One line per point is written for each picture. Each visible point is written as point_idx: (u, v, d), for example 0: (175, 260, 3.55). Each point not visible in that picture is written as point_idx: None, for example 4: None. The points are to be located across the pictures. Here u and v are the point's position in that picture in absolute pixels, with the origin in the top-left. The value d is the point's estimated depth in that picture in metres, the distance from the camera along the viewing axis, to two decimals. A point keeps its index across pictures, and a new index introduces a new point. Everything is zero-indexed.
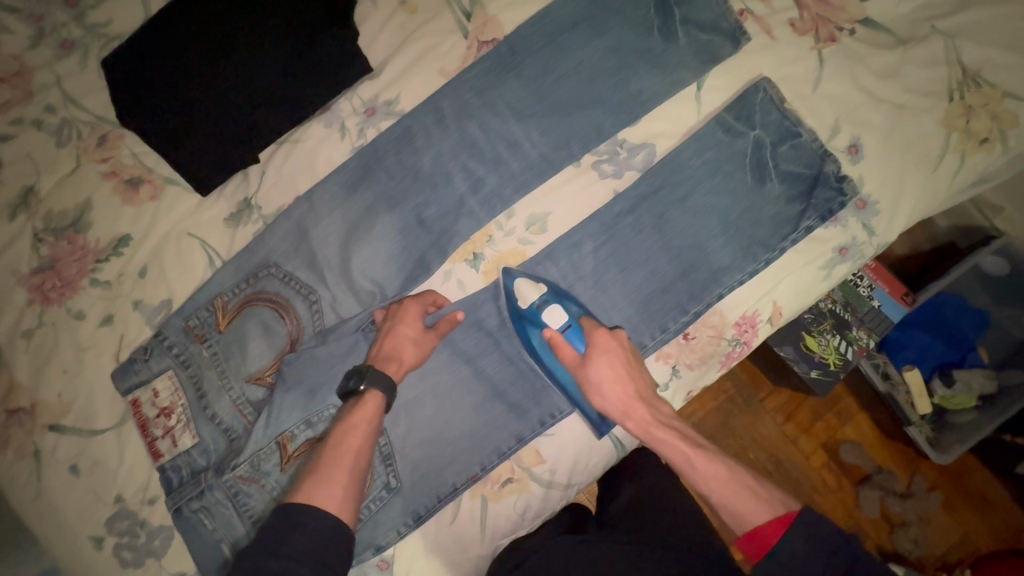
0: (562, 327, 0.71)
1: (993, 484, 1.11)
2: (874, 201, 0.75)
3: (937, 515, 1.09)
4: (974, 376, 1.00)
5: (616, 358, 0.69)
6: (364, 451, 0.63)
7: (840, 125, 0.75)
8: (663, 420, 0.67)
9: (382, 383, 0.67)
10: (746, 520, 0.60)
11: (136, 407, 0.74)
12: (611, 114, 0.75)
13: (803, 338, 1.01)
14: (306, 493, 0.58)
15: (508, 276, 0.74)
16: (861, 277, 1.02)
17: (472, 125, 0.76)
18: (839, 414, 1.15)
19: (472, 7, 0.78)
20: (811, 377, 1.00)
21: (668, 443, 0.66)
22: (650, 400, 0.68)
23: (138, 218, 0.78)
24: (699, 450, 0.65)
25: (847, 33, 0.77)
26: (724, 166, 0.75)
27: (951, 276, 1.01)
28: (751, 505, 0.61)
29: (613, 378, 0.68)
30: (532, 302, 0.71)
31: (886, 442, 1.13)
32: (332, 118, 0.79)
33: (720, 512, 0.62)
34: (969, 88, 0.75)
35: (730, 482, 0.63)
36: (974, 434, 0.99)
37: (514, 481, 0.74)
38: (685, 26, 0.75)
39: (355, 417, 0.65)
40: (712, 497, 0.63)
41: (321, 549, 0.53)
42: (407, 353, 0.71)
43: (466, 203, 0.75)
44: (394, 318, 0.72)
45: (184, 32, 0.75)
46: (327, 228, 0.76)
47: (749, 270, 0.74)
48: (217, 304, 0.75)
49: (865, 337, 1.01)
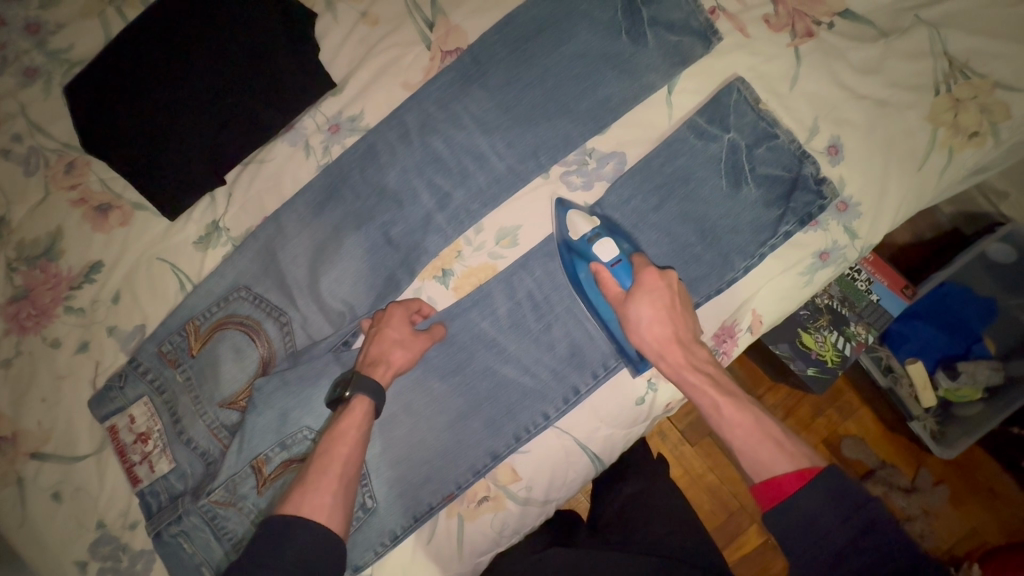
0: (610, 262, 0.68)
1: (1002, 477, 1.07)
2: (856, 203, 0.72)
3: (942, 510, 1.07)
4: (980, 367, 0.96)
5: (661, 298, 0.66)
6: (354, 460, 0.63)
7: (819, 125, 0.72)
8: (696, 365, 0.65)
9: (367, 389, 0.65)
10: (765, 469, 0.58)
11: (114, 433, 0.75)
12: (578, 122, 0.73)
13: (799, 334, 0.99)
14: (295, 504, 0.58)
15: (560, 207, 0.72)
16: (859, 270, 0.99)
17: (436, 140, 0.74)
18: (839, 409, 1.12)
19: (434, 16, 0.76)
20: (808, 374, 0.99)
21: (700, 388, 0.64)
22: (688, 344, 0.66)
23: (109, 244, 0.78)
24: (730, 397, 0.63)
25: (826, 27, 0.73)
26: (697, 173, 0.72)
27: (955, 265, 0.99)
28: (773, 455, 0.59)
29: (655, 317, 0.66)
30: (584, 234, 0.69)
31: (889, 437, 1.11)
32: (296, 136, 0.78)
33: (739, 458, 0.61)
34: (957, 80, 0.72)
35: (756, 434, 0.61)
36: (980, 427, 0.97)
37: (490, 499, 0.73)
38: (654, 27, 0.72)
39: (344, 424, 0.64)
40: (734, 443, 0.62)
41: (313, 559, 0.54)
42: (394, 356, 0.69)
43: (433, 220, 0.74)
44: (380, 322, 0.71)
45: (145, 54, 0.75)
46: (295, 248, 0.75)
47: (727, 279, 0.72)
48: (189, 329, 0.75)
49: (864, 333, 0.98)
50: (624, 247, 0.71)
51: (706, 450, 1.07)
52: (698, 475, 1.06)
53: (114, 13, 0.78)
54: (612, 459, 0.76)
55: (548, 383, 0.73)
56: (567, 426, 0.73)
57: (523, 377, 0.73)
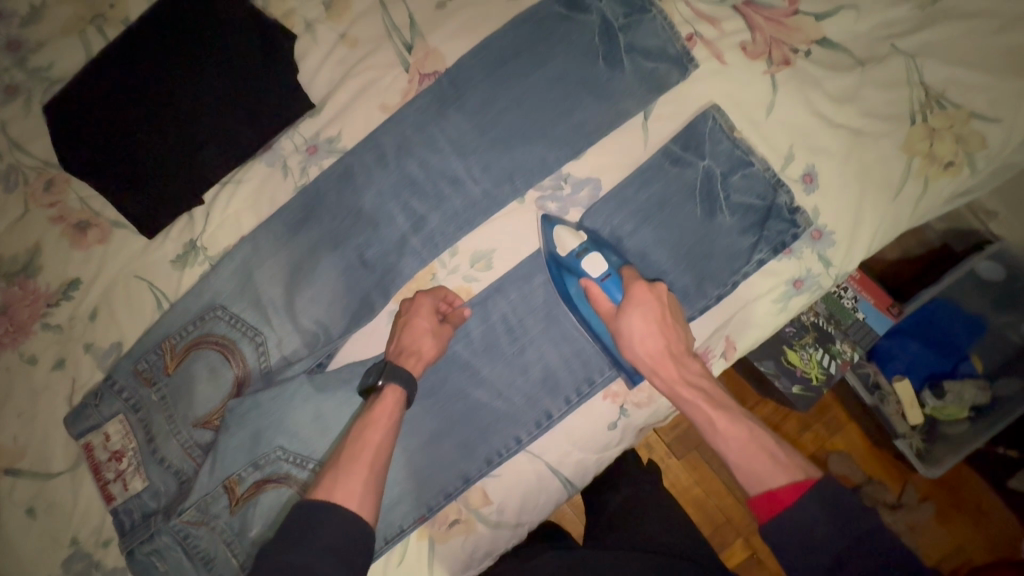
0: (600, 276, 0.68)
1: (990, 495, 1.07)
2: (830, 232, 0.72)
3: (927, 526, 1.08)
4: (966, 387, 0.97)
5: (652, 311, 0.66)
6: (385, 447, 0.64)
7: (794, 153, 0.72)
8: (689, 379, 0.65)
9: (400, 378, 0.67)
10: (761, 483, 0.58)
11: (89, 451, 0.75)
12: (554, 147, 0.73)
13: (785, 352, 1.01)
14: (327, 490, 0.60)
15: (547, 223, 0.71)
16: (846, 288, 1.00)
17: (412, 163, 0.74)
18: (828, 425, 1.12)
19: (413, 39, 0.76)
20: (794, 392, 1.01)
21: (693, 402, 0.64)
22: (681, 357, 0.66)
23: (87, 261, 0.78)
24: (724, 411, 0.63)
25: (803, 54, 0.73)
26: (672, 201, 0.73)
27: (944, 282, 0.98)
28: (769, 469, 0.59)
29: (646, 331, 0.66)
30: (572, 250, 0.69)
31: (876, 453, 1.11)
32: (275, 156, 0.78)
33: (736, 471, 0.61)
34: (933, 110, 0.72)
35: (751, 445, 0.61)
36: (966, 445, 0.98)
37: (460, 522, 0.73)
38: (630, 53, 0.73)
39: (376, 412, 0.66)
40: (731, 456, 0.62)
41: (342, 545, 0.56)
42: (426, 346, 0.69)
43: (408, 242, 0.74)
44: (408, 313, 0.71)
45: (125, 74, 0.76)
46: (272, 268, 0.76)
47: (700, 306, 0.72)
48: (165, 347, 0.75)
49: (850, 351, 1.00)
50: (613, 260, 0.70)
51: (693, 464, 1.06)
52: (683, 490, 1.06)
53: (95, 31, 0.79)
54: (585, 483, 0.76)
55: (521, 408, 0.73)
56: (539, 451, 0.73)
57: (496, 402, 0.73)
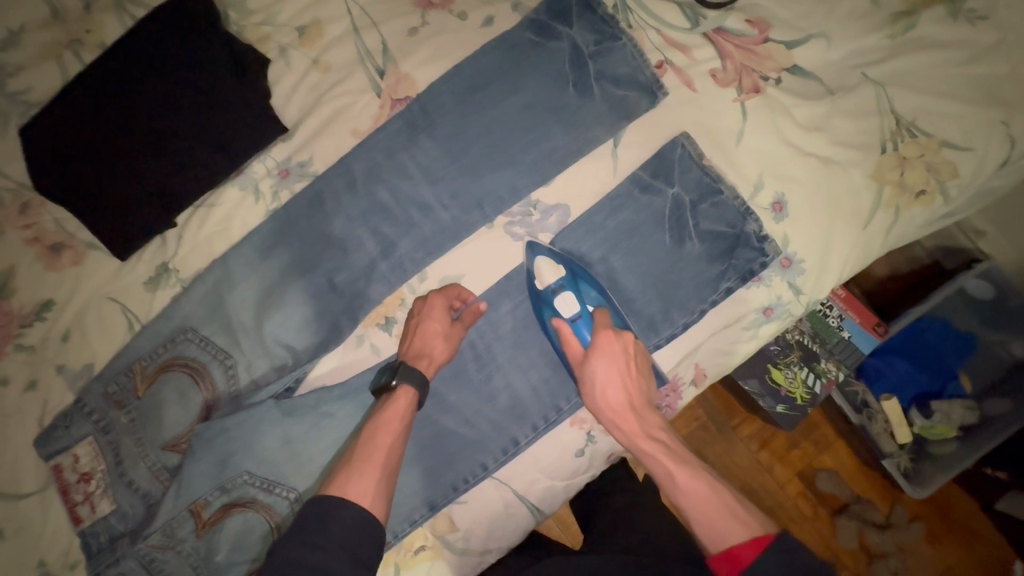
0: (571, 317, 0.69)
1: (978, 516, 1.06)
2: (800, 259, 0.72)
3: (919, 546, 1.05)
4: (953, 408, 0.95)
5: (617, 361, 0.66)
6: (396, 449, 0.64)
7: (764, 180, 0.72)
8: (650, 433, 0.63)
9: (414, 379, 0.67)
10: (719, 539, 0.55)
11: (58, 473, 0.75)
12: (523, 173, 0.73)
13: (769, 371, 0.99)
14: (341, 486, 0.59)
15: (530, 252, 0.72)
16: (831, 307, 0.98)
17: (382, 189, 0.74)
18: (816, 442, 1.11)
19: (386, 64, 0.76)
20: (777, 411, 0.99)
21: (653, 456, 0.62)
22: (641, 410, 0.65)
23: (61, 283, 0.79)
24: (684, 465, 0.60)
25: (773, 82, 0.73)
26: (641, 228, 0.72)
27: (931, 301, 0.96)
28: (729, 524, 0.56)
29: (609, 380, 0.65)
30: (549, 285, 0.70)
31: (865, 471, 1.09)
32: (246, 180, 0.78)
33: (697, 530, 0.57)
34: (903, 138, 0.71)
35: (711, 501, 0.58)
36: (954, 466, 0.96)
37: (427, 548, 0.72)
38: (600, 80, 0.73)
39: (388, 414, 0.66)
40: (691, 513, 0.58)
41: (354, 543, 0.55)
42: (438, 349, 0.70)
43: (377, 267, 0.74)
44: (420, 314, 0.71)
45: (99, 98, 0.76)
46: (243, 291, 0.76)
47: (666, 334, 0.72)
48: (135, 369, 0.76)
49: (835, 370, 0.98)
50: (588, 297, 0.70)
51: None
52: None
53: (71, 56, 0.79)
54: (553, 509, 0.76)
55: (487, 434, 0.72)
56: (505, 477, 0.73)
57: (462, 428, 0.73)
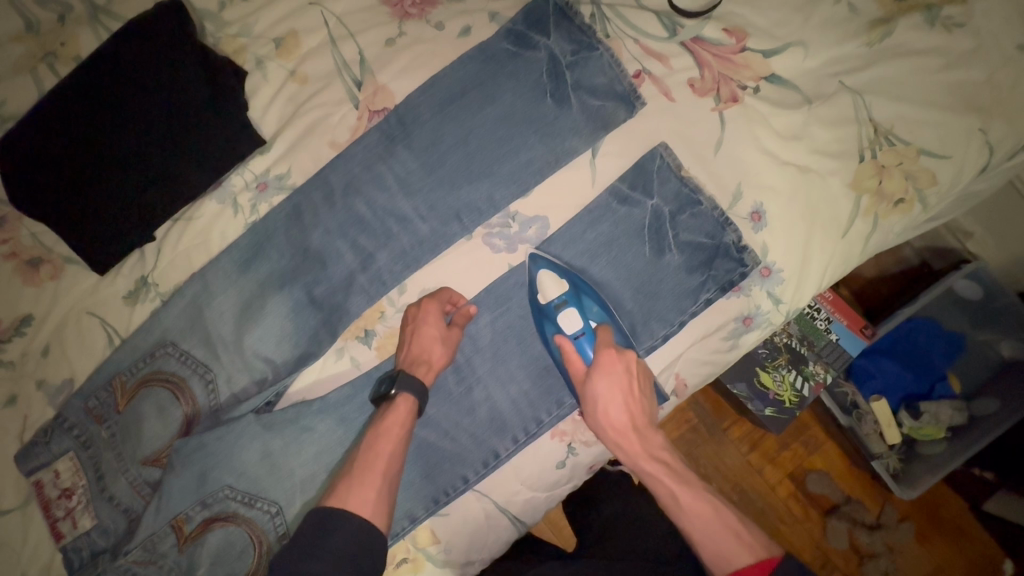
0: (574, 334, 0.69)
1: (968, 516, 1.07)
2: (779, 269, 0.72)
3: (909, 547, 1.05)
4: (942, 409, 0.95)
5: (619, 381, 0.65)
6: (396, 457, 0.64)
7: (742, 190, 0.72)
8: (652, 453, 0.63)
9: (412, 388, 0.67)
10: (724, 563, 0.55)
11: (39, 488, 0.75)
12: (501, 185, 0.73)
13: (758, 374, 0.99)
14: (341, 497, 0.59)
15: (535, 263, 0.72)
16: (819, 310, 0.98)
17: (359, 202, 0.74)
18: (806, 443, 1.11)
19: (363, 75, 0.76)
20: (766, 415, 0.99)
21: (657, 478, 0.62)
22: (644, 430, 0.64)
23: (39, 297, 0.78)
24: (688, 487, 0.60)
25: (751, 91, 0.73)
26: (619, 240, 0.73)
27: (921, 301, 0.96)
28: (733, 547, 0.56)
29: (612, 400, 0.65)
30: (553, 300, 0.70)
31: (853, 473, 1.09)
32: (224, 194, 0.78)
33: (701, 552, 0.58)
34: (881, 147, 0.71)
35: (716, 523, 0.58)
36: (940, 468, 0.95)
37: (409, 560, 0.72)
38: (577, 91, 0.73)
39: (388, 421, 0.66)
40: (695, 535, 0.58)
41: (356, 553, 0.56)
42: (435, 354, 0.70)
43: (356, 280, 0.74)
44: (415, 322, 0.70)
45: (71, 111, 0.75)
46: (222, 305, 0.76)
47: (645, 346, 0.72)
48: (115, 384, 0.76)
49: (823, 372, 0.98)
50: (592, 312, 0.70)
51: None
52: None
53: (46, 69, 0.79)
54: (535, 520, 0.76)
55: (467, 447, 0.73)
56: (486, 489, 0.73)
57: (443, 441, 0.73)
